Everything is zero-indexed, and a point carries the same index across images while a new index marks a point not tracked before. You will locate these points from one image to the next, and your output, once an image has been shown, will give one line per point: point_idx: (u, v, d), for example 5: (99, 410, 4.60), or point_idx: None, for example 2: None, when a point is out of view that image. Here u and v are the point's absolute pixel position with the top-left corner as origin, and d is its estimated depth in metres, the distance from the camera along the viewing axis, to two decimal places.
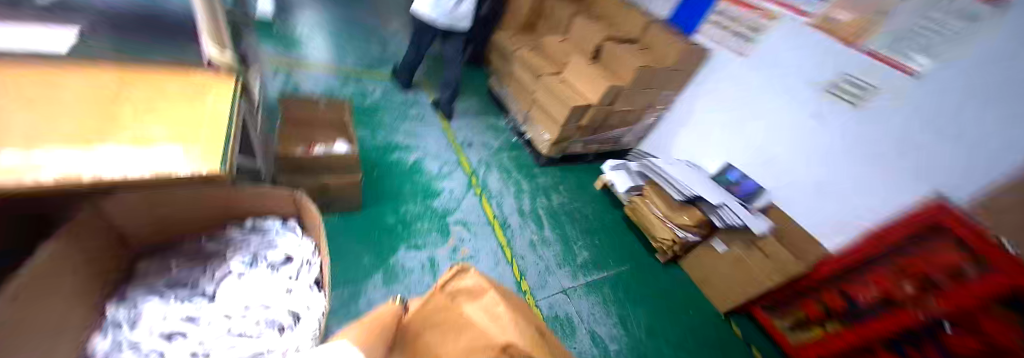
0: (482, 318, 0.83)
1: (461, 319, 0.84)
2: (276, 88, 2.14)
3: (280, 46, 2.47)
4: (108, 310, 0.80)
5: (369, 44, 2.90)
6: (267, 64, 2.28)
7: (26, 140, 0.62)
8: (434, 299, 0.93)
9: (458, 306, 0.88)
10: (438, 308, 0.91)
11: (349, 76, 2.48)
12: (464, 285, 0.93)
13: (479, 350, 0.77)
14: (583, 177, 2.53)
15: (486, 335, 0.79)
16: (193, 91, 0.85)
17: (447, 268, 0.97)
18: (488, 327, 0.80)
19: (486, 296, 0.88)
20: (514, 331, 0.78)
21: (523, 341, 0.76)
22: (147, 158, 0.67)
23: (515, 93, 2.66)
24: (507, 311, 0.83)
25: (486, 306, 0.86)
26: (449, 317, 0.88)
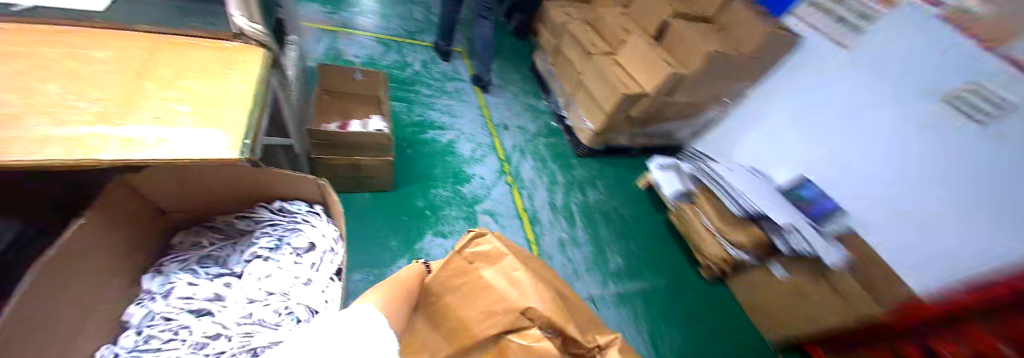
0: (503, 283, 0.85)
1: (481, 283, 0.85)
2: (320, 51, 2.12)
3: (326, 8, 2.45)
4: (144, 280, 0.83)
5: (411, 10, 2.80)
6: (311, 27, 2.24)
7: (46, 112, 0.59)
8: (450, 262, 0.88)
9: (476, 270, 0.87)
10: (454, 269, 0.88)
11: (391, 43, 2.41)
12: (480, 248, 0.88)
13: (502, 311, 0.83)
14: (623, 172, 2.41)
15: (508, 299, 0.83)
16: (219, 64, 0.80)
17: (462, 233, 0.89)
18: (509, 293, 0.83)
19: (503, 259, 0.88)
20: (536, 297, 0.82)
21: (545, 308, 0.82)
22: (162, 140, 0.63)
23: (561, 72, 2.50)
24: (526, 275, 0.85)
25: (505, 268, 0.87)
26: (470, 281, 0.87)
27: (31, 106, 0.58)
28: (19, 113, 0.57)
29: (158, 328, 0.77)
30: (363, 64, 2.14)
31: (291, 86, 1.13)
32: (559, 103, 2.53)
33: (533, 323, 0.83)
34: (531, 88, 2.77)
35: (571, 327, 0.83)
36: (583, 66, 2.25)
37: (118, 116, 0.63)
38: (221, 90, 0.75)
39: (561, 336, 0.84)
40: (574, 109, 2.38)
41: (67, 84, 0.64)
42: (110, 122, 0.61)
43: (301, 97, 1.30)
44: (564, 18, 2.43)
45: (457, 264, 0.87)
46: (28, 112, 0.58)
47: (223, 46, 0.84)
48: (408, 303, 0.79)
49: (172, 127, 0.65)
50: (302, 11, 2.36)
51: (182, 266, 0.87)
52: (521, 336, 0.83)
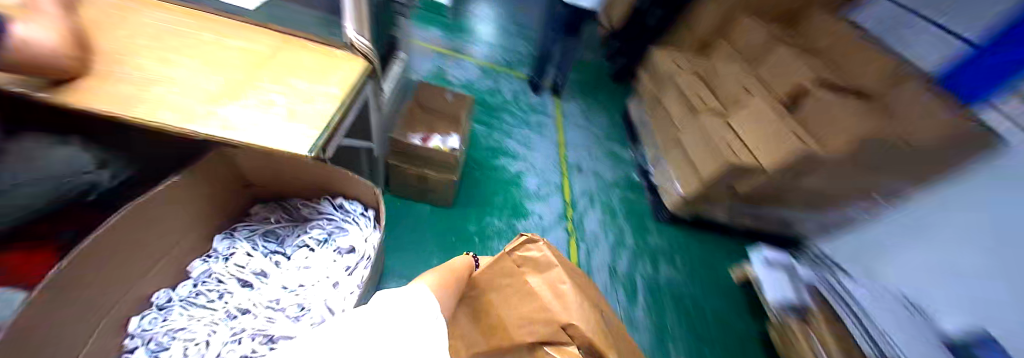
0: (549, 294, 0.87)
1: (528, 288, 0.88)
2: (428, 68, 2.35)
3: (444, 33, 2.73)
4: (216, 238, 0.92)
5: (517, 44, 2.95)
6: (427, 48, 2.51)
7: (178, 85, 0.70)
8: (501, 261, 0.95)
9: (522, 275, 0.91)
10: (504, 268, 0.94)
11: (491, 70, 2.55)
12: (530, 254, 0.92)
13: (542, 322, 0.86)
14: (712, 251, 2.07)
15: (549, 312, 0.85)
16: (325, 67, 0.88)
17: (515, 235, 0.94)
18: (552, 304, 0.86)
19: (551, 271, 0.90)
20: (578, 316, 0.83)
21: (586, 328, 0.82)
22: (248, 124, 0.68)
23: (656, 124, 2.30)
24: (573, 290, 0.86)
25: (551, 279, 0.89)
26: (514, 283, 0.92)
27: (173, 80, 0.71)
28: (161, 84, 0.69)
29: (207, 287, 0.83)
30: (461, 86, 2.29)
31: (384, 95, 1.22)
32: (646, 157, 2.33)
33: (572, 339, 0.82)
34: (620, 132, 2.64)
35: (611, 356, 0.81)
36: (684, 121, 2.04)
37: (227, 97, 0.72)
38: (314, 89, 0.81)
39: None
40: (662, 164, 2.17)
41: (202, 62, 0.76)
42: (218, 101, 0.70)
43: (393, 104, 1.40)
44: (671, 66, 2.26)
45: (506, 264, 0.93)
46: (165, 83, 0.70)
47: (335, 53, 0.93)
48: (453, 289, 0.86)
49: (261, 114, 0.71)
50: (424, 33, 2.65)
51: (248, 235, 0.93)
52: (556, 350, 0.83)
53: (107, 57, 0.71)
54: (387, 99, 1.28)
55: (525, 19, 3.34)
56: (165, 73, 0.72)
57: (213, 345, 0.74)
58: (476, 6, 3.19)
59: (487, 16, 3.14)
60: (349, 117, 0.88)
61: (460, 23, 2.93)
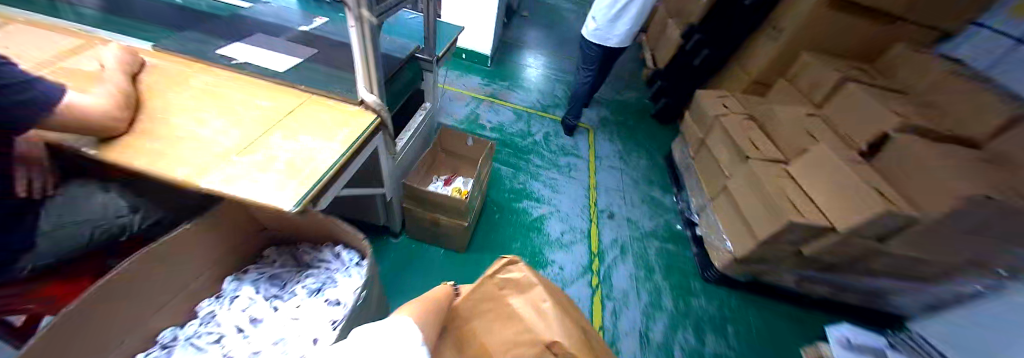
0: (531, 314, 0.91)
1: (510, 312, 0.93)
2: (464, 112, 2.51)
3: (485, 78, 2.94)
4: (228, 279, 0.99)
5: (554, 88, 3.03)
6: (465, 94, 2.68)
7: (201, 141, 0.80)
8: (484, 284, 0.98)
9: (504, 296, 0.96)
10: (487, 293, 0.97)
11: (524, 114, 2.64)
12: (510, 275, 0.97)
13: (526, 343, 0.90)
14: (778, 324, 1.73)
15: (533, 330, 0.90)
16: (335, 121, 0.94)
17: (496, 257, 0.99)
18: (535, 323, 0.90)
19: (532, 289, 0.94)
20: (560, 332, 0.86)
21: (570, 345, 0.85)
22: (250, 180, 0.75)
23: (701, 169, 2.10)
24: (554, 307, 0.90)
25: (533, 298, 0.93)
26: (497, 307, 0.97)
27: (197, 139, 0.80)
28: (187, 142, 0.79)
29: (208, 329, 0.88)
30: (493, 131, 2.40)
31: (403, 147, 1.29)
32: (691, 204, 2.12)
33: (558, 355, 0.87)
34: (661, 174, 2.47)
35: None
36: (730, 168, 1.82)
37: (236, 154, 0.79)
38: (318, 143, 0.87)
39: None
40: (709, 212, 1.94)
41: (226, 119, 0.86)
42: (229, 157, 0.78)
43: (414, 154, 1.45)
44: (718, 106, 2.06)
45: (486, 288, 0.97)
46: (191, 140, 0.79)
47: (348, 106, 0.99)
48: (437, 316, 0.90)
49: (262, 169, 0.77)
50: (464, 80, 2.84)
51: (254, 278, 0.99)
52: None
53: (150, 114, 0.82)
54: (407, 152, 1.35)
55: (564, 63, 3.45)
56: (193, 132, 0.81)
57: None
58: (520, 52, 3.43)
59: (526, 62, 3.29)
60: (351, 167, 0.93)
61: (499, 70, 3.10)
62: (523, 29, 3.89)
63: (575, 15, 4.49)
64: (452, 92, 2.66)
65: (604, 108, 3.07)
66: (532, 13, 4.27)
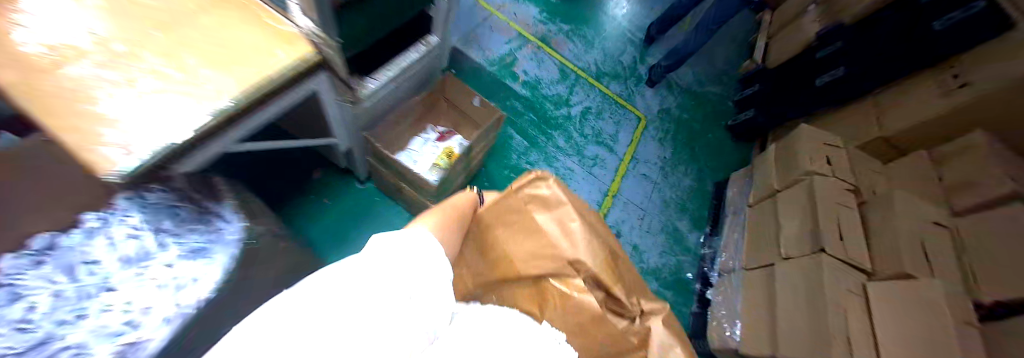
0: (556, 231, 0.76)
1: (532, 226, 0.76)
2: (502, 51, 2.20)
3: (542, 13, 2.50)
4: (116, 200, 0.76)
5: (621, 51, 2.57)
6: (513, 27, 2.33)
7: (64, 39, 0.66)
8: (506, 197, 0.79)
9: (527, 212, 0.77)
10: (509, 205, 0.79)
11: (571, 75, 2.31)
12: (538, 190, 0.77)
13: (548, 256, 0.77)
14: None
15: (557, 249, 0.75)
16: (243, 48, 0.74)
17: (523, 171, 0.78)
18: (559, 240, 0.75)
19: (560, 207, 0.76)
20: (587, 250, 0.74)
21: (595, 264, 0.74)
22: (90, 113, 0.61)
23: (749, 221, 1.68)
24: (584, 228, 0.74)
25: (563, 218, 0.76)
26: (521, 223, 0.79)
27: (77, 29, 0.68)
28: (64, 27, 0.68)
29: (85, 250, 0.71)
30: (524, 85, 2.13)
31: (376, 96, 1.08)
32: (719, 251, 1.80)
33: (578, 274, 0.75)
34: (701, 203, 2.11)
35: (617, 289, 0.74)
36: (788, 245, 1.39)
37: (106, 58, 0.65)
38: (206, 73, 0.69)
39: (605, 295, 0.76)
40: (735, 276, 1.59)
41: (107, 11, 0.71)
42: (80, 71, 0.64)
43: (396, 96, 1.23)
44: (817, 160, 1.50)
45: (510, 201, 0.78)
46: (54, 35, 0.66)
47: (273, 30, 0.79)
48: (459, 224, 0.73)
49: (121, 92, 0.63)
50: (520, 9, 2.45)
51: (151, 203, 0.78)
52: (564, 284, 0.76)
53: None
54: (382, 96, 1.13)
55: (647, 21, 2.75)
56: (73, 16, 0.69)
57: (47, 322, 0.63)
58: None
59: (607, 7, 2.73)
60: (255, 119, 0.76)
61: (567, 7, 2.62)
62: None
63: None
64: (496, 18, 2.32)
65: (673, 95, 2.52)
66: None
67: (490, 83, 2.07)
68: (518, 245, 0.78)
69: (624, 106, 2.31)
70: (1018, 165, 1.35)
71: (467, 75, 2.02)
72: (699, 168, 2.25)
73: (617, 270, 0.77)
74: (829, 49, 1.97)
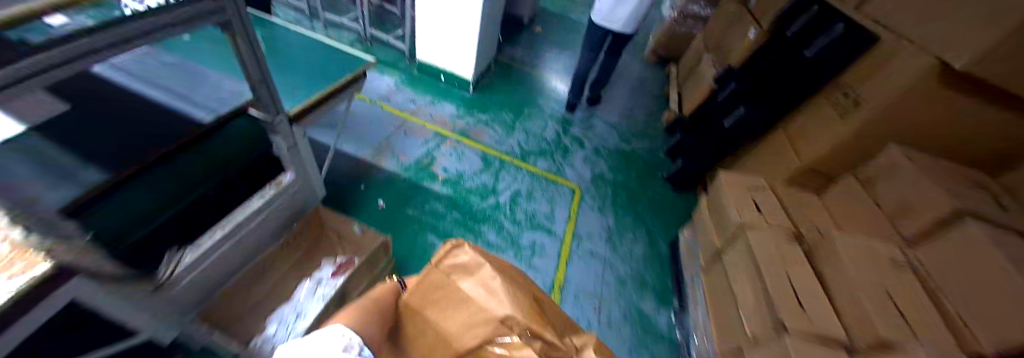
0: (481, 292, 0.84)
1: (458, 294, 0.86)
2: (417, 155, 2.09)
3: (460, 109, 2.53)
4: None
5: (543, 129, 2.70)
6: (429, 127, 2.29)
7: None
8: (429, 274, 0.92)
9: (453, 282, 0.89)
10: (432, 281, 0.92)
11: (495, 162, 2.23)
12: (456, 258, 0.92)
13: (481, 323, 0.82)
14: None
15: (487, 310, 0.82)
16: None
17: (442, 243, 0.95)
18: (486, 301, 0.83)
19: (481, 269, 0.88)
20: (512, 304, 0.81)
21: (521, 314, 0.79)
22: None
23: (710, 289, 1.47)
24: (504, 284, 0.84)
25: (483, 279, 0.87)
26: (445, 295, 0.88)
27: None
28: None
29: None
30: (444, 183, 1.99)
31: (195, 267, 0.93)
32: (691, 328, 1.56)
33: (512, 331, 0.78)
34: (662, 269, 1.95)
35: (548, 332, 0.78)
36: (752, 320, 1.18)
37: None
38: None
39: (542, 345, 0.77)
40: None
41: None
42: None
43: (245, 252, 1.08)
44: (744, 210, 1.40)
45: (433, 276, 0.90)
46: None
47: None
48: (382, 311, 0.92)
49: None
50: (434, 109, 2.45)
51: None
52: (500, 346, 0.78)
53: None
54: (210, 260, 0.96)
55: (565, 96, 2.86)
56: None
57: None
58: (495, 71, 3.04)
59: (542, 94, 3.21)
60: None
61: (483, 99, 2.71)
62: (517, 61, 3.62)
63: (575, 55, 4.04)
64: (411, 123, 2.27)
65: (602, 160, 2.61)
66: (523, 49, 3.87)
67: (406, 191, 1.89)
68: (449, 318, 0.86)
69: (556, 181, 2.26)
70: (945, 168, 1.28)
71: (377, 189, 1.85)
72: (647, 229, 2.17)
73: (543, 319, 0.82)
74: (728, 91, 2.21)
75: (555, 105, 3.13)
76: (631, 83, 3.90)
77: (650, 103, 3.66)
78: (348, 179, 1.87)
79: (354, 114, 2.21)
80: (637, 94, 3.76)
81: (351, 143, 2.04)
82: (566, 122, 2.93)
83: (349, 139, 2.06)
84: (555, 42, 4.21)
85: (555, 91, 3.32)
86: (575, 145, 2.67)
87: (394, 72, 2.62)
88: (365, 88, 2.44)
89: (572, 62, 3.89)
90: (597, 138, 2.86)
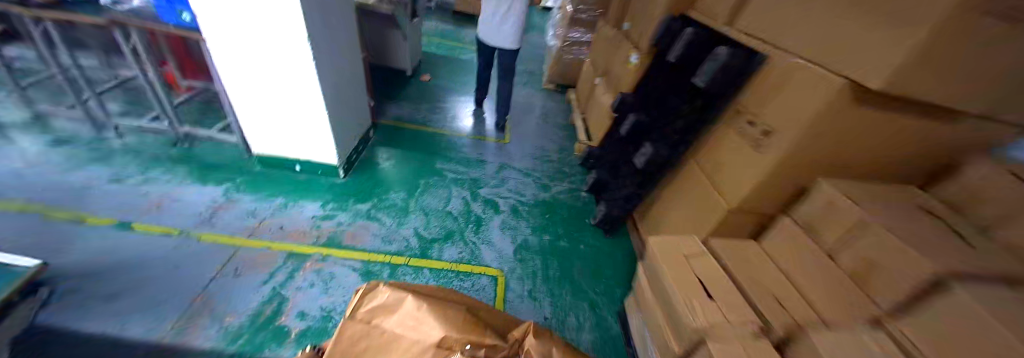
0: (408, 326, 1.07)
1: (390, 334, 1.06)
2: (257, 302, 1.64)
3: (329, 208, 2.20)
4: None
5: (446, 202, 2.43)
6: (278, 249, 1.89)
7: None
8: (347, 330, 1.06)
9: (379, 324, 1.09)
10: (355, 332, 1.06)
11: (382, 271, 1.87)
12: (376, 302, 1.13)
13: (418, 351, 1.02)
14: None
15: (422, 339, 1.03)
16: None
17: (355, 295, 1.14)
18: (415, 331, 1.05)
19: (400, 304, 1.12)
20: (443, 326, 1.05)
21: (454, 331, 1.04)
22: None
23: None
24: (427, 310, 1.09)
25: (406, 312, 1.10)
26: (373, 340, 1.06)
27: None
28: None
29: None
30: (302, 337, 1.56)
31: None
32: None
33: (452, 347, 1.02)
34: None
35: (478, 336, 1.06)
36: None
37: None
38: None
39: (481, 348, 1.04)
40: None
41: None
42: None
43: None
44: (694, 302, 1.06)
45: (359, 328, 1.07)
46: None
47: None
48: None
49: None
50: (287, 215, 2.09)
51: None
52: None
53: None
54: None
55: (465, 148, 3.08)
56: None
57: None
58: (379, 149, 2.84)
59: (450, 156, 2.93)
60: None
61: (353, 184, 2.44)
62: (404, 118, 3.28)
63: (471, 100, 3.82)
64: (248, 250, 1.84)
65: (523, 221, 2.32)
66: (410, 102, 3.55)
67: None
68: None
69: (469, 271, 1.89)
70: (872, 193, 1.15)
71: None
72: (591, 302, 1.79)
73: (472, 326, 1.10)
74: (628, 124, 2.00)
75: (457, 166, 2.83)
76: (536, 117, 3.73)
77: (560, 135, 3.50)
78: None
79: (161, 255, 1.72)
80: (544, 128, 3.57)
81: (143, 318, 1.49)
82: (473, 186, 2.63)
83: (139, 314, 1.50)
84: (451, 88, 3.94)
85: (457, 149, 3.04)
86: (488, 212, 2.39)
87: (225, 178, 2.23)
88: (162, 215, 1.92)
89: (469, 109, 3.67)
90: (513, 193, 2.61)
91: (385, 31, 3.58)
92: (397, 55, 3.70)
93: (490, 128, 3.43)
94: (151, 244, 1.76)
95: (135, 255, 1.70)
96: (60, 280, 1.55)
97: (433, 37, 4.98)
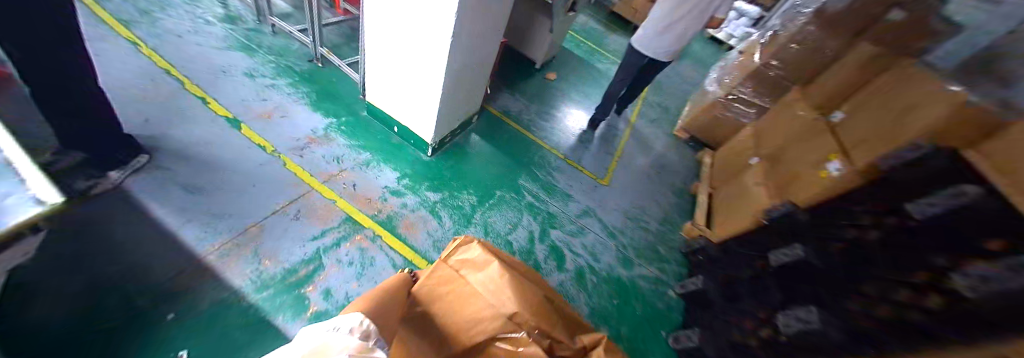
0: (485, 288, 1.10)
1: (468, 288, 1.10)
2: (298, 258, 1.59)
3: (404, 185, 2.11)
4: None
5: (511, 228, 2.16)
6: (340, 207, 1.84)
7: None
8: (440, 270, 1.16)
9: (463, 275, 1.14)
10: (444, 274, 1.15)
11: None
12: (466, 257, 1.18)
13: (489, 316, 1.07)
14: None
15: (495, 306, 1.07)
16: None
17: (452, 243, 1.24)
18: (490, 296, 1.08)
19: (487, 264, 1.14)
20: (518, 303, 1.05)
21: (527, 312, 1.05)
22: None
23: None
24: (511, 287, 1.08)
25: (489, 271, 1.11)
26: (453, 288, 1.12)
27: None
28: None
29: None
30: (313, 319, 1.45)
31: None
32: None
33: (517, 325, 1.05)
34: None
35: (556, 332, 1.08)
36: None
37: None
38: None
39: (547, 341, 1.07)
40: None
41: None
42: None
43: None
44: None
45: (445, 271, 1.15)
46: None
47: None
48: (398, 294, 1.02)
49: None
50: (363, 174, 2.06)
51: None
52: (513, 342, 1.06)
53: None
54: None
55: (560, 170, 2.76)
56: None
57: None
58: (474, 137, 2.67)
59: (540, 175, 2.63)
60: None
61: (434, 166, 2.32)
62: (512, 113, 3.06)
63: (586, 117, 3.40)
64: (314, 196, 1.84)
65: (582, 296, 2.00)
66: (527, 97, 3.31)
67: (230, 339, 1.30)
68: (459, 312, 1.09)
69: None
70: None
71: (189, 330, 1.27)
72: None
73: (546, 315, 1.09)
74: (790, 256, 1.59)
75: (541, 189, 2.51)
76: (651, 168, 3.17)
77: (669, 200, 2.93)
78: (124, 301, 1.26)
79: (250, 167, 1.83)
80: (654, 185, 3.01)
81: (200, 222, 1.54)
82: (548, 221, 2.31)
83: (199, 216, 1.56)
84: (573, 96, 3.58)
85: (551, 168, 2.74)
86: (551, 264, 2.08)
87: (331, 113, 2.33)
88: (266, 128, 2.06)
89: (579, 127, 3.28)
90: (586, 252, 2.23)
91: (533, 15, 3.32)
92: (534, 43, 3.44)
93: (591, 157, 3.01)
94: (244, 154, 1.87)
95: (225, 153, 1.84)
96: (158, 152, 1.73)
97: (578, 33, 4.57)
